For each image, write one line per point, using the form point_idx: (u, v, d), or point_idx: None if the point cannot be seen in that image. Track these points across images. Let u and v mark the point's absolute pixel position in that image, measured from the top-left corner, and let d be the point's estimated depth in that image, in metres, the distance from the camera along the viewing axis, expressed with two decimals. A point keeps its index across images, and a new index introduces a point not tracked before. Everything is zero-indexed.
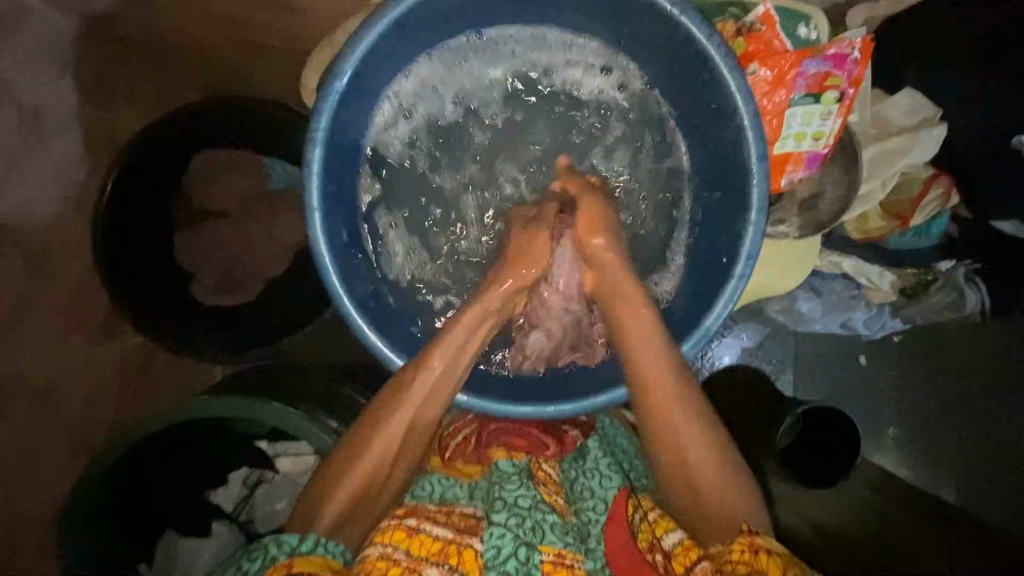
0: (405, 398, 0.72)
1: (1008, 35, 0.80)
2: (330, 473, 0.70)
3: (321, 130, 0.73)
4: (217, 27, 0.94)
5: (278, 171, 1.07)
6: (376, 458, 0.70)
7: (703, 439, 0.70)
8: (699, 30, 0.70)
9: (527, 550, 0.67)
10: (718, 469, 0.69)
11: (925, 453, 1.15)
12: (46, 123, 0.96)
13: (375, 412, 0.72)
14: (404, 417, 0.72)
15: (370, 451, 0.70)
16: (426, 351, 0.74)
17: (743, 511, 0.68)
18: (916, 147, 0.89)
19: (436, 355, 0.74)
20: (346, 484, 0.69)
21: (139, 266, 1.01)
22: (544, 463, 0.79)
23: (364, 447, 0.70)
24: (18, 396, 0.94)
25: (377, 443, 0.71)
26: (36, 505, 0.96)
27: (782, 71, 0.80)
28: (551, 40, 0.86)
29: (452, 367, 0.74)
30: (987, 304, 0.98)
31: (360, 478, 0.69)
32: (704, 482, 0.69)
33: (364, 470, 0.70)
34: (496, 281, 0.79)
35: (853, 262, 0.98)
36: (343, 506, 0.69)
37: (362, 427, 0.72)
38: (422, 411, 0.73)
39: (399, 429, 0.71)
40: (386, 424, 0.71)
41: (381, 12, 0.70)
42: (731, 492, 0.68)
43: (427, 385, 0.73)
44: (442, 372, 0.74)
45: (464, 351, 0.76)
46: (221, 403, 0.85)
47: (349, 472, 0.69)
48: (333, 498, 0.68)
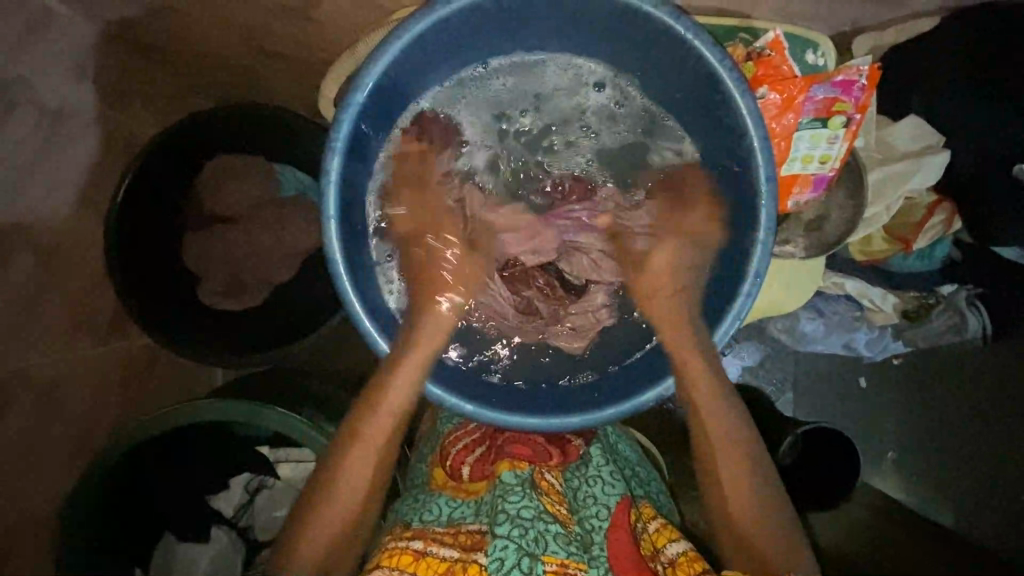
0: (362, 432, 0.74)
1: (1014, 36, 0.81)
2: (312, 505, 0.71)
3: (340, 140, 0.74)
4: (239, 38, 0.97)
5: (288, 177, 1.09)
6: (346, 498, 0.71)
7: (744, 483, 0.73)
8: (712, 55, 0.72)
9: (530, 561, 0.66)
10: (749, 506, 0.72)
11: (927, 480, 1.15)
12: (69, 123, 0.93)
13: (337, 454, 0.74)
14: (367, 449, 0.73)
15: (342, 481, 0.72)
16: (375, 390, 0.76)
17: (767, 544, 0.70)
18: (920, 173, 0.90)
19: (386, 396, 0.75)
20: (326, 524, 0.70)
21: (147, 268, 1.03)
22: (547, 472, 0.77)
23: (331, 486, 0.72)
24: (25, 396, 0.88)
25: (344, 484, 0.72)
26: (38, 503, 0.90)
27: (792, 96, 0.82)
28: (553, 64, 0.88)
29: (403, 406, 0.76)
30: (989, 329, 0.99)
31: (343, 503, 0.71)
32: (736, 515, 0.72)
33: (342, 510, 0.71)
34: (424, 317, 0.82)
35: (857, 285, 0.99)
36: (326, 544, 0.70)
37: (328, 469, 0.73)
38: (384, 446, 0.75)
39: (365, 465, 0.73)
40: (354, 451, 0.73)
41: (403, 28, 0.72)
42: (772, 526, 0.71)
43: (388, 421, 0.75)
44: (395, 414, 0.75)
45: (413, 387, 0.77)
46: (216, 407, 0.86)
47: (331, 513, 0.71)
48: (316, 533, 0.70)
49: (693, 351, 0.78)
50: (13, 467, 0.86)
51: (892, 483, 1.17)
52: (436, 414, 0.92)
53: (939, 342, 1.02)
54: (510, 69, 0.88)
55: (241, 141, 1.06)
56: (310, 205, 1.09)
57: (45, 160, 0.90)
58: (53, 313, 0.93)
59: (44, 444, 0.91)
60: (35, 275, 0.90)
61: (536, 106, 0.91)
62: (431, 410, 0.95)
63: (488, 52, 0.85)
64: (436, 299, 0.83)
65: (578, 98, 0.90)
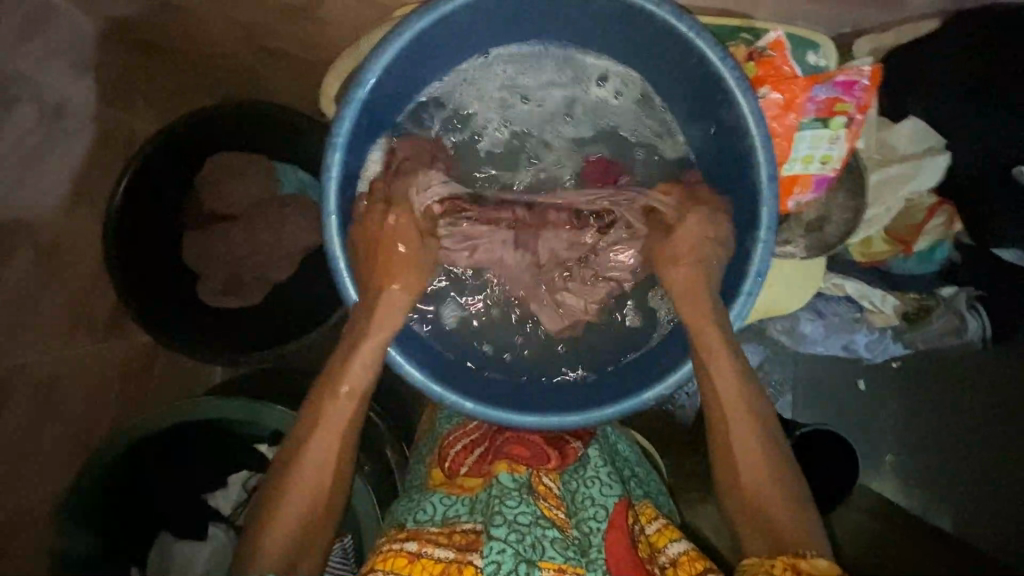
0: (324, 414, 0.70)
1: (1006, 37, 0.82)
2: (271, 490, 0.68)
3: (341, 136, 0.74)
4: (238, 35, 0.97)
5: (288, 177, 1.09)
6: (308, 483, 0.68)
7: (757, 462, 0.69)
8: (713, 54, 0.72)
9: (527, 567, 0.65)
10: (763, 484, 0.68)
11: (928, 484, 1.15)
12: (70, 120, 0.93)
13: (299, 434, 0.70)
14: (326, 431, 0.70)
15: (300, 466, 0.68)
16: (338, 370, 0.72)
17: (795, 533, 0.64)
18: (920, 175, 0.90)
19: (345, 377, 0.72)
20: (285, 511, 0.66)
21: (146, 267, 1.03)
22: (545, 475, 0.76)
23: (292, 469, 0.68)
24: (24, 388, 0.88)
25: (304, 467, 0.68)
26: (35, 499, 0.90)
27: (793, 96, 0.82)
28: (554, 54, 0.86)
29: (360, 386, 0.72)
30: (988, 334, 0.98)
31: (301, 492, 0.67)
32: (753, 497, 0.68)
33: (303, 497, 0.67)
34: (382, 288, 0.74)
35: (857, 286, 1.00)
36: (289, 533, 0.66)
37: (289, 448, 0.70)
38: (346, 430, 0.71)
39: (328, 446, 0.69)
40: (312, 433, 0.69)
41: (404, 26, 0.72)
42: (796, 516, 0.66)
43: (344, 401, 0.71)
44: (358, 397, 0.72)
45: (372, 366, 0.73)
46: (216, 405, 0.87)
47: (292, 497, 0.67)
48: (274, 521, 0.66)
49: (706, 320, 0.75)
50: (11, 460, 0.87)
51: (891, 485, 1.17)
52: (434, 414, 0.91)
53: (942, 343, 1.02)
54: (510, 60, 0.86)
55: (241, 140, 1.06)
56: (310, 202, 1.09)
57: (45, 157, 0.91)
58: (52, 310, 0.93)
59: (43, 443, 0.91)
60: (33, 271, 0.90)
61: (535, 98, 0.89)
62: (430, 410, 0.95)
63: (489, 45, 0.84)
64: (391, 274, 0.75)
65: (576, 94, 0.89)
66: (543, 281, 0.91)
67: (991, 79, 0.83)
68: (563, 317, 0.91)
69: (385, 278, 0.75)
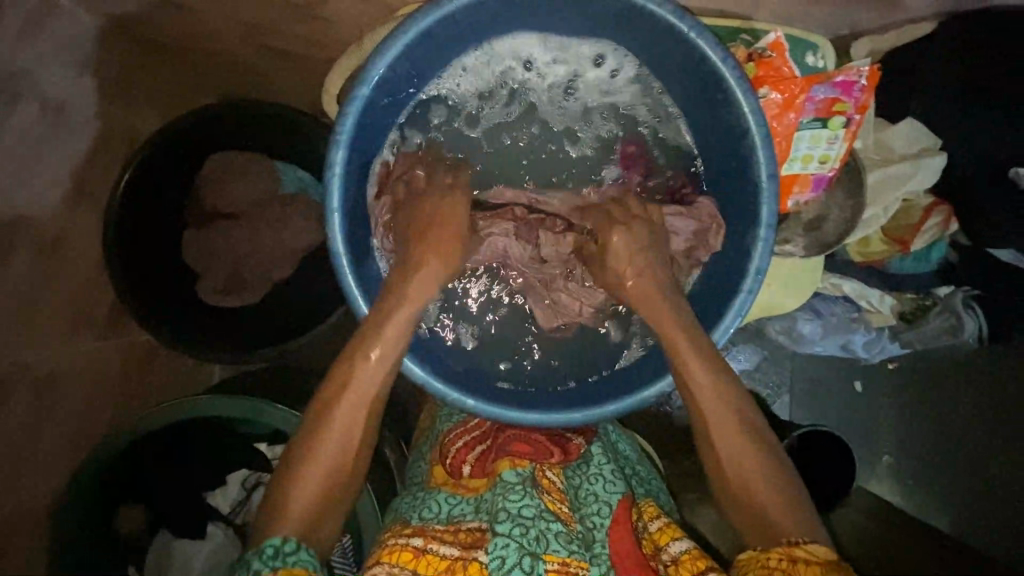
0: (354, 378, 0.69)
1: (1004, 36, 0.83)
2: (297, 451, 0.66)
3: (345, 133, 0.74)
4: (240, 32, 0.97)
5: (289, 176, 1.09)
6: (337, 445, 0.66)
7: (749, 456, 0.68)
8: (714, 54, 0.72)
9: (531, 561, 0.65)
10: (757, 482, 0.66)
11: (924, 483, 1.17)
12: (71, 116, 0.92)
13: (326, 397, 0.69)
14: (356, 398, 0.68)
15: (330, 432, 0.66)
16: (367, 337, 0.71)
17: (793, 524, 0.63)
18: (917, 176, 0.91)
19: (378, 341, 0.70)
20: (312, 474, 0.65)
21: (147, 266, 1.02)
22: (548, 470, 0.76)
23: (322, 430, 0.66)
24: (24, 387, 0.86)
25: (334, 427, 0.67)
26: (32, 501, 0.88)
27: (792, 96, 0.83)
28: (554, 52, 0.86)
29: (392, 350, 0.71)
30: (984, 334, 0.99)
31: (329, 456, 0.66)
32: (749, 492, 0.67)
33: (329, 459, 0.66)
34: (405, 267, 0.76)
35: (854, 285, 1.02)
36: (314, 497, 0.64)
37: (317, 409, 0.68)
38: (376, 398, 0.69)
39: (355, 412, 0.68)
40: (341, 401, 0.68)
41: (408, 24, 0.72)
42: (790, 508, 0.65)
43: (378, 370, 0.70)
44: (388, 363, 0.70)
45: (405, 333, 0.72)
46: (218, 402, 0.87)
47: (320, 459, 0.65)
48: (298, 488, 0.64)
49: (675, 329, 0.73)
50: (11, 460, 0.85)
51: (889, 486, 1.20)
52: (434, 412, 0.92)
53: (936, 344, 1.02)
54: (513, 57, 0.87)
55: (242, 140, 1.07)
56: (311, 201, 1.09)
57: (49, 154, 0.90)
58: (55, 309, 0.93)
59: (41, 443, 0.90)
60: (33, 269, 0.89)
61: (538, 96, 0.90)
62: (430, 407, 0.95)
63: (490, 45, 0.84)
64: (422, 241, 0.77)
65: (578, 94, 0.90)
66: (540, 279, 0.91)
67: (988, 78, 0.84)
68: (560, 317, 0.92)
69: (424, 250, 0.76)
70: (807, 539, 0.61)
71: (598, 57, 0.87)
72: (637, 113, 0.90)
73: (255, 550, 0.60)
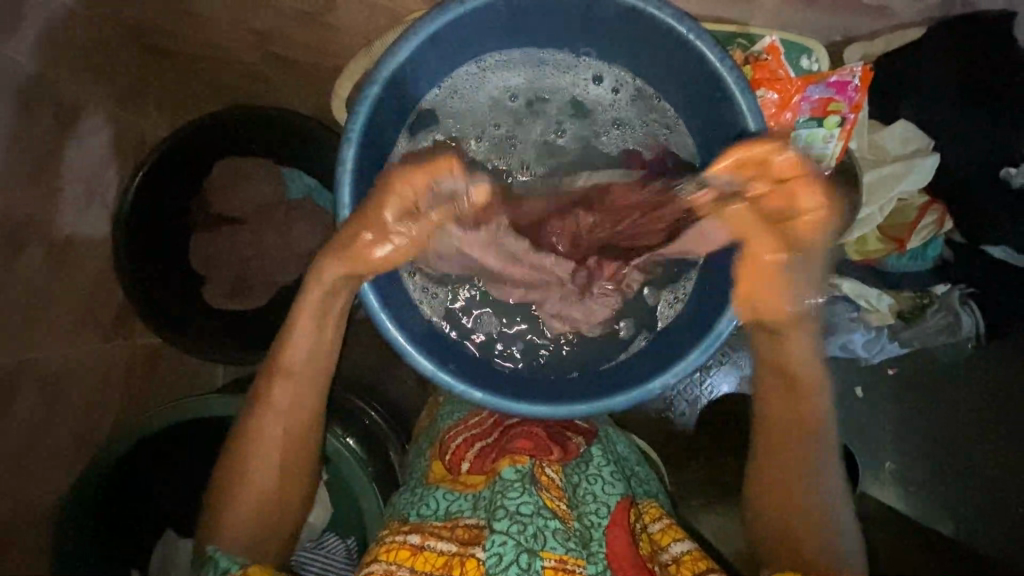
0: (270, 393, 0.72)
1: (994, 50, 0.88)
2: (228, 469, 0.72)
3: (356, 131, 0.76)
4: (251, 40, 0.99)
5: (296, 182, 1.11)
6: (262, 460, 0.72)
7: (794, 483, 0.75)
8: (713, 54, 0.75)
9: (528, 557, 0.66)
10: (803, 502, 0.74)
11: (926, 490, 1.17)
12: (84, 120, 0.95)
13: (248, 414, 0.73)
14: (277, 409, 0.72)
15: (259, 448, 0.72)
16: (278, 352, 0.73)
17: (812, 530, 0.73)
18: (912, 173, 0.93)
19: (287, 353, 0.72)
20: (244, 488, 0.71)
21: (160, 263, 1.05)
22: (547, 466, 0.76)
23: (247, 449, 0.72)
24: (31, 387, 0.86)
25: (259, 446, 0.72)
26: (42, 497, 0.90)
27: (789, 95, 0.86)
28: (555, 65, 0.91)
29: (309, 360, 0.73)
30: (982, 331, 1.03)
31: (259, 471, 0.72)
32: (783, 500, 0.75)
33: (255, 475, 0.72)
34: (329, 267, 0.70)
35: (852, 284, 1.01)
36: (250, 510, 0.71)
37: (241, 428, 0.73)
38: (296, 400, 0.73)
39: (278, 424, 0.72)
40: (263, 415, 0.72)
41: (420, 25, 0.75)
42: (818, 518, 0.74)
43: (295, 374, 0.73)
44: (302, 368, 0.73)
45: (316, 338, 0.73)
46: (227, 400, 0.90)
47: (252, 473, 0.71)
48: (238, 504, 0.71)
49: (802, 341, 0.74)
50: (24, 456, 0.86)
51: (891, 491, 1.18)
52: (436, 409, 0.92)
53: (936, 341, 1.05)
54: (510, 64, 0.90)
55: (245, 143, 1.07)
56: (317, 206, 1.11)
57: (59, 158, 0.91)
58: (61, 310, 0.93)
59: (51, 440, 0.91)
60: (48, 270, 0.90)
61: (540, 103, 0.94)
62: (431, 405, 0.96)
63: (485, 57, 0.88)
64: (356, 253, 0.69)
65: (574, 92, 0.93)
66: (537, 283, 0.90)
67: (986, 85, 0.89)
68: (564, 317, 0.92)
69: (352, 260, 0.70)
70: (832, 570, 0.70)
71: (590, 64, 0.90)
72: (633, 117, 0.93)
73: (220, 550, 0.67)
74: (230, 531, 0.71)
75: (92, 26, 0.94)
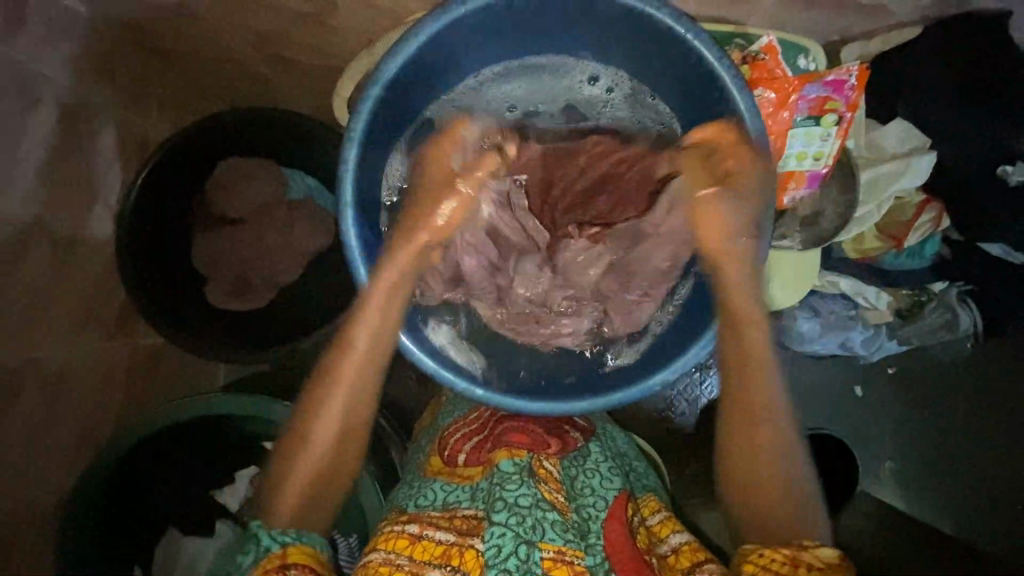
0: (335, 365, 0.72)
1: (993, 48, 0.89)
2: (287, 445, 0.70)
3: (357, 131, 0.77)
4: (253, 42, 1.00)
5: (297, 181, 1.12)
6: (323, 434, 0.70)
7: (770, 478, 0.69)
8: (710, 53, 0.75)
9: (527, 548, 0.65)
10: (774, 484, 0.68)
11: (924, 487, 1.18)
12: (85, 121, 0.96)
13: (312, 388, 0.72)
14: (344, 382, 0.71)
15: (317, 428, 0.70)
16: (349, 326, 0.73)
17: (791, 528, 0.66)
18: (908, 172, 0.93)
19: (359, 326, 0.73)
20: (301, 464, 0.69)
21: (160, 265, 1.05)
22: (546, 460, 0.77)
23: (310, 422, 0.70)
24: (31, 386, 0.86)
25: (321, 419, 0.70)
26: (43, 497, 0.90)
27: (786, 94, 0.86)
28: (552, 68, 0.92)
29: (377, 336, 0.73)
30: (980, 327, 1.04)
31: (320, 444, 0.70)
32: (761, 496, 0.68)
33: (314, 450, 0.70)
34: (402, 249, 0.75)
35: (850, 282, 1.04)
36: (306, 485, 0.69)
37: (305, 404, 0.72)
38: (360, 375, 0.72)
39: (341, 398, 0.71)
40: (330, 387, 0.71)
41: (420, 26, 0.75)
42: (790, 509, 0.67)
43: (362, 348, 0.72)
44: (372, 340, 0.73)
45: (387, 314, 0.74)
46: (228, 399, 0.91)
47: (314, 445, 0.70)
48: (292, 482, 0.69)
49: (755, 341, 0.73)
50: (25, 455, 0.87)
51: (890, 489, 1.19)
52: (437, 408, 0.93)
53: (934, 339, 1.06)
54: (508, 66, 0.91)
55: (243, 145, 1.09)
56: (318, 206, 1.12)
57: (59, 162, 0.91)
58: (64, 314, 0.94)
59: (52, 439, 0.91)
60: (50, 268, 0.91)
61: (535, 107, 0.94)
62: (432, 405, 0.96)
63: (485, 56, 0.88)
64: (421, 222, 0.75)
65: (572, 92, 0.94)
66: (527, 286, 0.92)
67: (991, 82, 0.89)
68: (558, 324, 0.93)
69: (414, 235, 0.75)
70: (816, 544, 0.62)
71: (583, 65, 0.92)
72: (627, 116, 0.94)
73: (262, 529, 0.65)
74: (284, 508, 0.68)
75: (94, 28, 0.95)
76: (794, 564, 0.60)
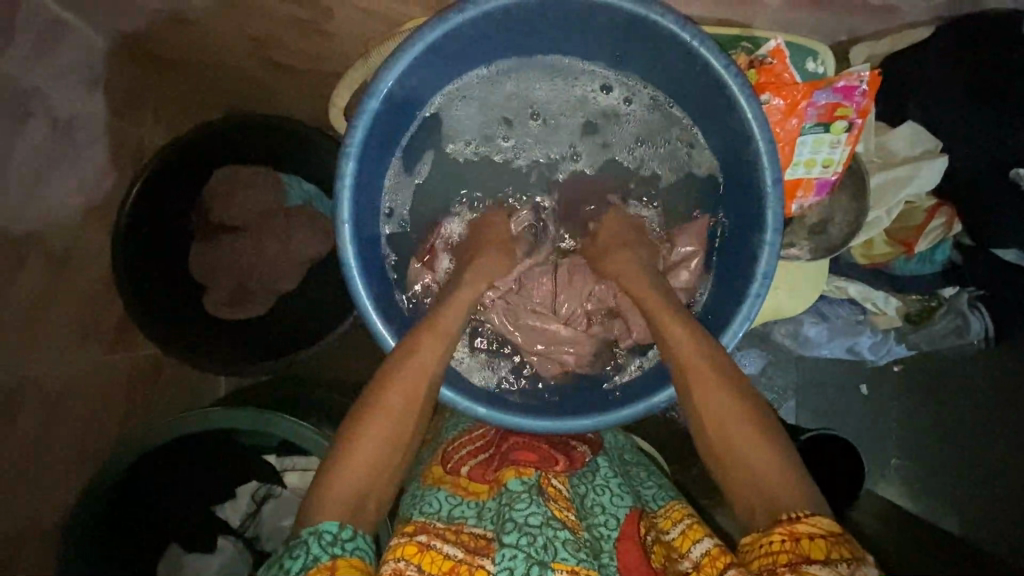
0: (400, 367, 0.72)
1: (1000, 46, 0.84)
2: (343, 442, 0.67)
3: (354, 145, 0.75)
4: (246, 46, 0.97)
5: (295, 188, 1.10)
6: (381, 433, 0.68)
7: (769, 466, 0.62)
8: (717, 61, 0.73)
9: (540, 569, 0.64)
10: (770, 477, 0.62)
11: (933, 488, 1.16)
12: (78, 133, 0.94)
13: (375, 387, 0.71)
14: (408, 384, 0.71)
15: (368, 437, 0.67)
16: (423, 329, 0.76)
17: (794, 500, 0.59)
18: (919, 176, 0.91)
19: (434, 329, 0.76)
20: (354, 463, 0.66)
21: (156, 270, 1.03)
22: (553, 478, 0.75)
23: (369, 419, 0.68)
24: (30, 403, 0.85)
25: (382, 416, 0.68)
26: (45, 513, 0.90)
27: (795, 100, 0.84)
28: (554, 67, 0.89)
29: (441, 341, 0.75)
30: (991, 332, 1.02)
31: (377, 444, 0.67)
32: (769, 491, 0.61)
33: (367, 450, 0.67)
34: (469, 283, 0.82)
35: (860, 288, 1.01)
36: (355, 484, 0.65)
37: (366, 401, 0.70)
38: (425, 380, 0.72)
39: (405, 398, 0.70)
40: (393, 388, 0.70)
41: (419, 34, 0.73)
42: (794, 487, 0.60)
43: (428, 353, 0.73)
44: (441, 342, 0.75)
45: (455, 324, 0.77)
46: (228, 414, 0.89)
47: (367, 445, 0.67)
48: (340, 486, 0.64)
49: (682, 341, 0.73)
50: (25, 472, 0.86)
51: (896, 487, 1.19)
52: (441, 421, 0.91)
53: (943, 344, 1.05)
54: (508, 72, 0.88)
55: (244, 149, 1.07)
56: (315, 211, 1.10)
57: (54, 175, 0.90)
58: (63, 330, 0.93)
59: (52, 455, 0.90)
60: (46, 282, 0.89)
61: (539, 108, 0.93)
62: (436, 417, 0.95)
63: (485, 60, 0.85)
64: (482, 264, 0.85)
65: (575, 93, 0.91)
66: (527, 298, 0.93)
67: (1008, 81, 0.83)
68: (562, 336, 0.92)
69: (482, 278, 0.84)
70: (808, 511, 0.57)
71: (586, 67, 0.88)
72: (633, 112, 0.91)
73: (313, 530, 0.61)
74: (330, 507, 0.63)
75: (84, 36, 0.92)
76: (792, 539, 0.55)
